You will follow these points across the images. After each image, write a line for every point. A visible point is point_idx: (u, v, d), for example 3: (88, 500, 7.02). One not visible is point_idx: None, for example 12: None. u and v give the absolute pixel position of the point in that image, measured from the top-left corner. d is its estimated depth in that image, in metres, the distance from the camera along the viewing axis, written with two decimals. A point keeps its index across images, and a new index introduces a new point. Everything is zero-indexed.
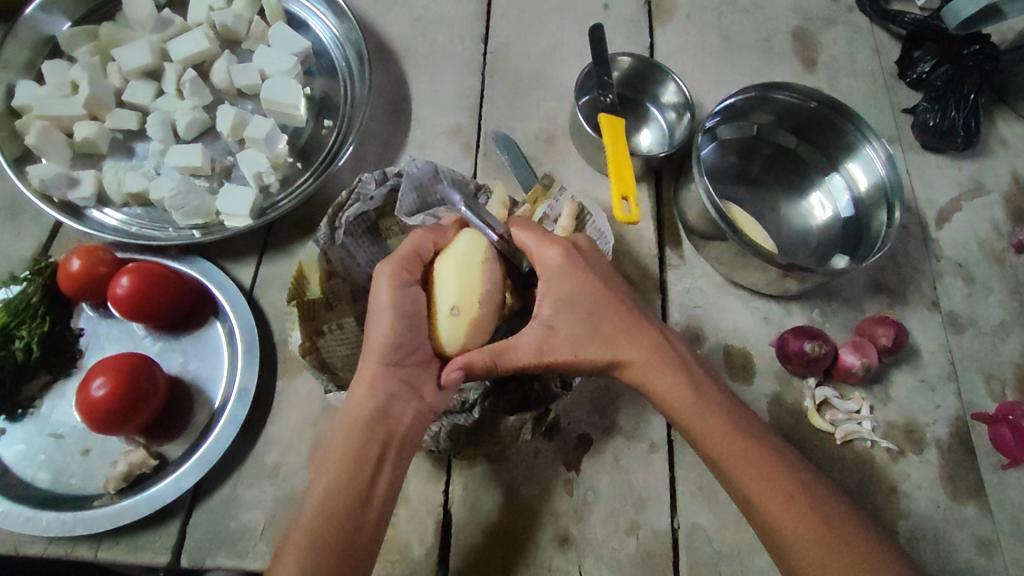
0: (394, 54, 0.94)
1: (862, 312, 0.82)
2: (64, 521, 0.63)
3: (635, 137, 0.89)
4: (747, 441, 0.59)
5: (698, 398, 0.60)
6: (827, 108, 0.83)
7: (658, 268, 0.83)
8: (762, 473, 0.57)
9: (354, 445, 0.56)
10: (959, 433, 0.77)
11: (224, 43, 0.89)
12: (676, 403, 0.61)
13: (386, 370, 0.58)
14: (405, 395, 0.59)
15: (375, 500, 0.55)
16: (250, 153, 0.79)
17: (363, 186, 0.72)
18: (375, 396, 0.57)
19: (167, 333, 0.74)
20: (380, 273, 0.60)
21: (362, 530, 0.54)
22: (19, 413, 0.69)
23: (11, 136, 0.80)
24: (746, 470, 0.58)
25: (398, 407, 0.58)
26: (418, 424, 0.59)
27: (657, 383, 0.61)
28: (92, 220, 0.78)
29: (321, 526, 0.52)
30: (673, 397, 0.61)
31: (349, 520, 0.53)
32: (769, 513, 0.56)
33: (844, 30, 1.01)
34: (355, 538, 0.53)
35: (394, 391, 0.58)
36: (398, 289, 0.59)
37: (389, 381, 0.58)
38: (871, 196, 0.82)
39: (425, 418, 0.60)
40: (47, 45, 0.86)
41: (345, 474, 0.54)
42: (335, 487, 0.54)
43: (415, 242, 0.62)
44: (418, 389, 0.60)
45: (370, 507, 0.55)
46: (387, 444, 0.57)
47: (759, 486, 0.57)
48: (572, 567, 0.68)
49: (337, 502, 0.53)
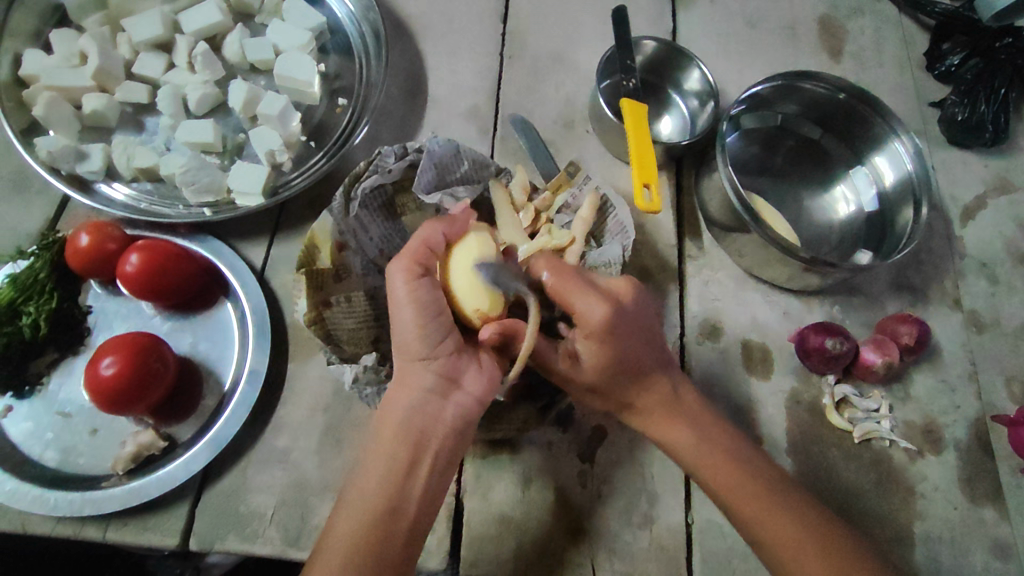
0: (410, 32, 0.91)
1: (883, 309, 0.81)
2: (73, 501, 0.62)
3: (656, 124, 0.87)
4: (749, 480, 0.59)
5: (705, 443, 0.60)
6: (855, 99, 0.81)
7: (676, 258, 0.82)
8: (769, 512, 0.58)
9: (385, 448, 0.55)
10: (978, 434, 0.76)
11: (236, 16, 0.86)
12: (686, 454, 0.61)
13: (417, 366, 0.57)
14: (440, 390, 0.57)
15: (412, 501, 0.54)
16: (263, 130, 0.77)
17: (381, 158, 0.69)
18: (408, 392, 0.56)
19: (178, 313, 0.72)
20: (393, 268, 0.59)
21: (401, 529, 0.52)
22: (26, 390, 0.67)
23: (17, 106, 0.77)
24: (756, 514, 0.58)
25: (433, 403, 0.56)
26: (459, 419, 0.57)
27: (659, 427, 0.62)
28: (100, 194, 0.76)
29: (358, 525, 0.51)
30: (681, 449, 0.61)
31: (383, 523, 0.52)
32: (762, 538, 0.58)
33: (871, 20, 0.99)
34: (394, 541, 0.52)
35: (428, 387, 0.57)
36: (413, 283, 0.58)
37: (421, 377, 0.57)
38: (897, 190, 0.80)
39: (466, 412, 0.58)
40: (54, 14, 0.84)
41: (379, 475, 0.54)
42: (368, 491, 0.53)
43: (422, 237, 0.61)
44: (457, 381, 0.58)
45: (407, 508, 0.53)
46: (422, 444, 0.55)
47: (775, 536, 0.57)
48: (585, 560, 0.67)
49: (372, 504, 0.52)
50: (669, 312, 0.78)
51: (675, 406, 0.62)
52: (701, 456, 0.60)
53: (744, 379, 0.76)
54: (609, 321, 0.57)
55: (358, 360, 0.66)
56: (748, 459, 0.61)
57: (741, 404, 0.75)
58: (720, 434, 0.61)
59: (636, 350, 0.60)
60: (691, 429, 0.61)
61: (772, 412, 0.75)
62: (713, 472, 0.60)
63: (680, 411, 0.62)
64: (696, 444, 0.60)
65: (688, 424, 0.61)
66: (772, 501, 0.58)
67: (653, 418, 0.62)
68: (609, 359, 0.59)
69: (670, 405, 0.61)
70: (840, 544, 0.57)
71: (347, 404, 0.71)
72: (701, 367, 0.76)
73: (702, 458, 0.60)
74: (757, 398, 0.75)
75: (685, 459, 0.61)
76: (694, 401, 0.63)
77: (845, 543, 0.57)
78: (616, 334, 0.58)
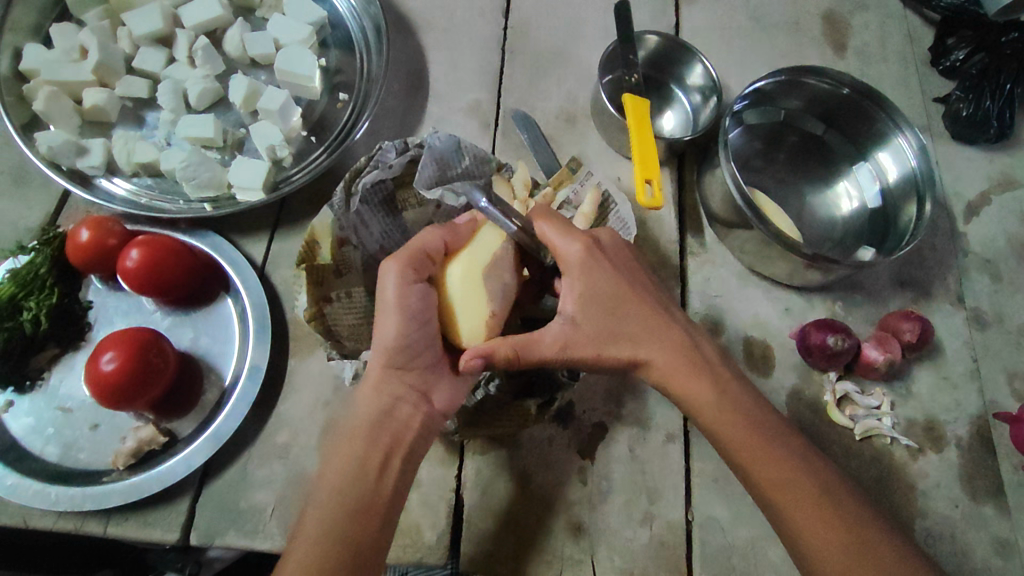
0: (411, 27, 0.91)
1: (886, 307, 0.80)
2: (73, 496, 0.63)
3: (658, 119, 0.87)
4: (759, 437, 0.59)
5: (720, 399, 0.60)
6: (859, 94, 0.80)
7: (678, 254, 0.81)
8: (780, 470, 0.57)
9: (358, 449, 0.55)
10: (979, 432, 0.75)
11: (237, 10, 0.86)
12: (702, 409, 0.60)
13: (391, 374, 0.57)
14: (410, 400, 0.57)
15: (382, 504, 0.54)
16: (263, 125, 0.77)
17: (381, 153, 0.70)
18: (381, 398, 0.56)
19: (177, 308, 0.72)
20: (386, 270, 0.58)
21: (371, 531, 0.52)
22: (27, 385, 0.68)
23: (18, 101, 0.77)
24: (764, 469, 0.58)
25: (403, 410, 0.57)
26: (426, 427, 0.58)
27: (679, 382, 0.60)
28: (100, 190, 0.76)
29: (328, 528, 0.51)
30: (698, 402, 0.60)
31: (355, 525, 0.52)
32: (776, 501, 0.57)
33: (875, 15, 0.98)
34: (365, 540, 0.52)
35: (399, 396, 0.57)
36: (405, 286, 0.57)
37: (394, 385, 0.57)
38: (901, 185, 0.79)
39: (431, 425, 0.58)
40: (54, 8, 0.83)
41: (350, 475, 0.53)
42: (341, 490, 0.53)
43: (422, 240, 0.60)
44: (427, 393, 0.59)
45: (377, 511, 0.53)
46: (393, 450, 0.56)
47: (780, 494, 0.57)
48: (585, 557, 0.67)
49: (344, 506, 0.52)
50: None
51: (693, 362, 0.60)
52: (712, 411, 0.60)
53: (746, 375, 0.76)
54: (585, 253, 0.60)
55: (359, 355, 0.67)
56: (762, 417, 0.60)
57: None
58: (734, 389, 0.61)
59: (623, 308, 0.59)
60: (713, 388, 0.60)
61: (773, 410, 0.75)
62: (725, 425, 0.59)
63: (696, 364, 0.60)
64: (709, 397, 0.60)
65: (701, 375, 0.60)
66: (785, 459, 0.58)
67: (661, 370, 0.60)
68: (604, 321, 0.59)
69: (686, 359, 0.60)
70: (850, 503, 0.57)
71: (347, 400, 0.71)
72: None
73: (716, 409, 0.59)
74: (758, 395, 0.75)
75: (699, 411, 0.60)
76: (715, 358, 0.62)
77: (848, 508, 0.56)
78: (591, 273, 0.59)
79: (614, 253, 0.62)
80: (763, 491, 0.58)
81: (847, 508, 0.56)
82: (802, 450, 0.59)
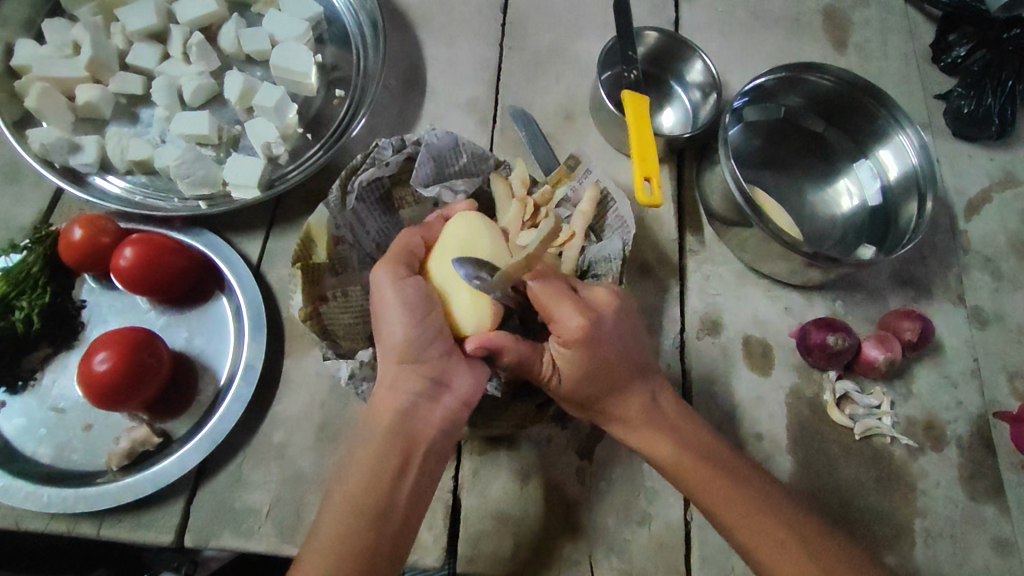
0: (408, 23, 0.90)
1: (885, 305, 0.80)
2: (66, 498, 0.62)
3: (658, 116, 0.86)
4: (725, 481, 0.57)
5: (683, 452, 0.58)
6: (860, 91, 0.79)
7: (678, 253, 0.81)
8: (753, 523, 0.55)
9: (376, 447, 0.53)
10: (980, 431, 0.75)
11: (232, 6, 0.85)
12: (666, 461, 0.58)
13: (404, 369, 0.56)
14: (429, 394, 0.56)
15: (401, 504, 0.52)
16: (258, 122, 0.76)
17: (379, 150, 0.68)
18: (396, 395, 0.55)
19: (173, 307, 0.72)
20: (377, 277, 0.59)
21: (390, 532, 0.50)
22: (19, 386, 0.67)
23: (10, 98, 0.76)
24: (736, 518, 0.55)
25: (423, 407, 0.55)
26: (446, 423, 0.56)
27: (640, 434, 0.59)
28: (94, 187, 0.75)
29: (344, 529, 0.49)
30: (662, 456, 0.58)
31: (374, 527, 0.50)
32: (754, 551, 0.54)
33: (876, 11, 0.97)
34: (381, 545, 0.50)
35: (416, 391, 0.56)
36: (399, 283, 0.59)
37: (409, 380, 0.56)
38: (901, 183, 0.79)
39: (455, 415, 0.57)
40: (46, 4, 0.82)
41: (366, 475, 0.52)
42: (357, 490, 0.51)
43: (404, 241, 0.63)
44: (445, 382, 0.57)
45: (396, 512, 0.51)
46: (412, 447, 0.54)
47: (753, 539, 0.55)
48: (583, 558, 0.66)
49: (362, 506, 0.50)
50: (668, 307, 0.78)
51: (653, 414, 0.59)
52: (680, 462, 0.58)
53: (745, 374, 0.75)
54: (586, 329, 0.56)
55: (355, 355, 0.65)
56: (735, 470, 0.58)
57: (741, 400, 0.74)
58: (698, 439, 0.59)
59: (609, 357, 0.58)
60: (672, 440, 0.58)
61: (772, 409, 0.74)
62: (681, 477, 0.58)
63: (659, 417, 0.59)
64: (675, 449, 0.58)
65: (660, 428, 0.59)
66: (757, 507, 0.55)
67: (630, 423, 0.59)
68: (588, 369, 0.57)
69: (648, 413, 0.59)
70: (829, 543, 0.55)
71: (344, 400, 0.70)
72: (701, 363, 0.75)
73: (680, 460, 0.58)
74: (757, 394, 0.75)
75: (666, 465, 0.58)
76: (673, 410, 0.60)
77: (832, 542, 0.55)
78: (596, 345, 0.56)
79: (614, 318, 0.59)
80: (738, 539, 0.56)
81: (823, 547, 0.54)
82: (773, 493, 0.57)
